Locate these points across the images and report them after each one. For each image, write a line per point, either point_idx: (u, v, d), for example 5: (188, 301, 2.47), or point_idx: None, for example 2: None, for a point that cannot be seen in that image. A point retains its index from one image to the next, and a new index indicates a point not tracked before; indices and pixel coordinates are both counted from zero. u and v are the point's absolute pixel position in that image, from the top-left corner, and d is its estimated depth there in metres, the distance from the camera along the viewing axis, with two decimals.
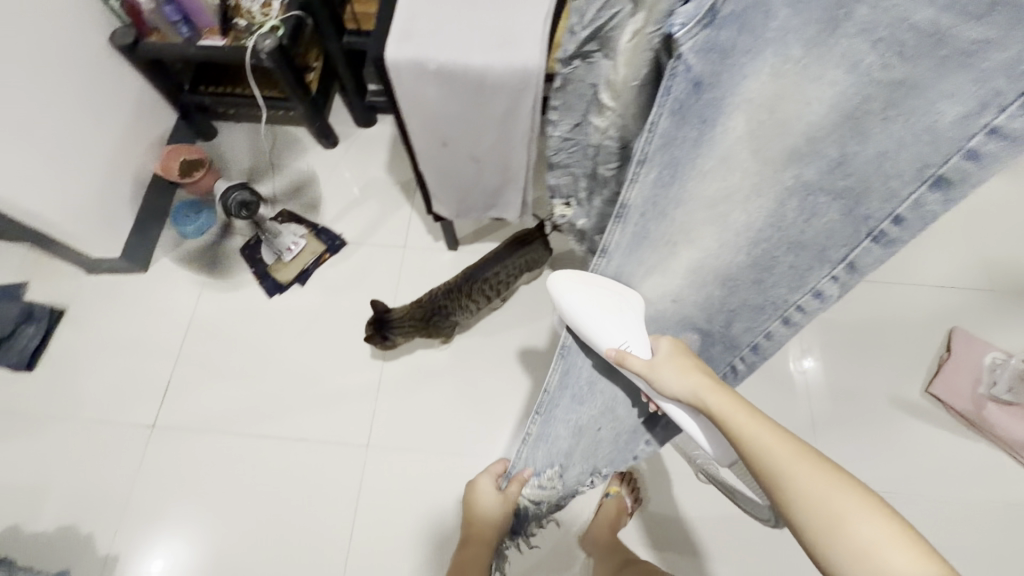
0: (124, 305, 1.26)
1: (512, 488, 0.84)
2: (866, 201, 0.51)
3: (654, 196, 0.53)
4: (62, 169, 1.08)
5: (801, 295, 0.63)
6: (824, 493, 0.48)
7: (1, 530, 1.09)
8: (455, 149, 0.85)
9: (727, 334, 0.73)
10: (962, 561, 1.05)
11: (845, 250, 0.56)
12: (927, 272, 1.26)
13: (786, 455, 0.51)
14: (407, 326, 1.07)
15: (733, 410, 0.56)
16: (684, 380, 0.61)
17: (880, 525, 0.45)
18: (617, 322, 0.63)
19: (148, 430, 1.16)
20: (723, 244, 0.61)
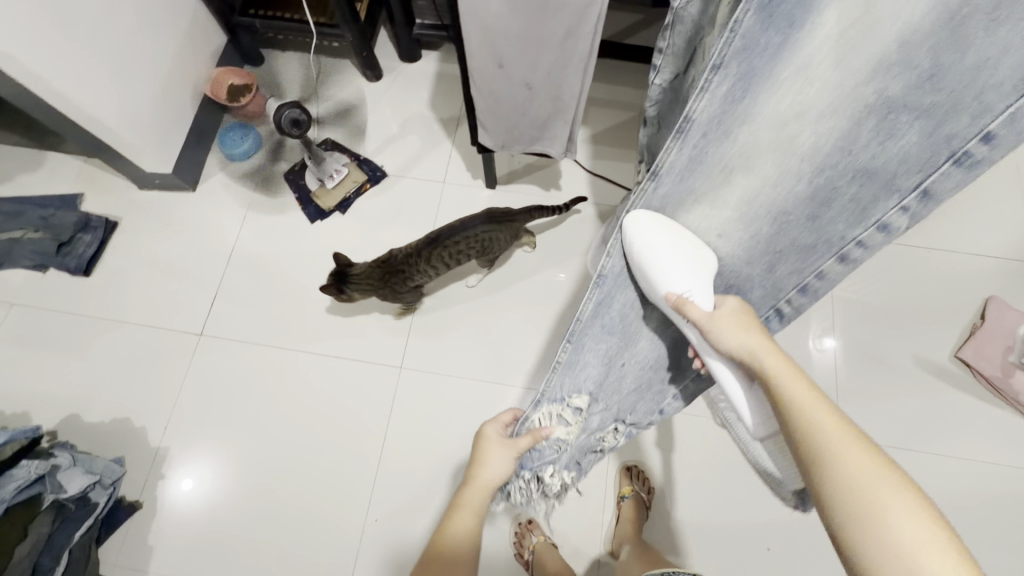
0: (173, 221, 1.32)
1: (525, 439, 0.71)
2: (954, 118, 0.51)
3: (719, 114, 0.52)
4: (124, 79, 1.12)
5: (863, 228, 0.61)
6: (868, 479, 0.47)
7: (61, 417, 1.18)
8: (510, 74, 0.85)
9: (770, 279, 0.69)
10: (978, 518, 1.07)
11: (917, 177, 0.55)
12: (966, 240, 1.25)
13: (836, 435, 0.51)
14: (364, 283, 1.06)
15: (788, 376, 0.56)
16: (742, 337, 0.60)
17: (915, 520, 0.44)
18: (686, 267, 0.63)
19: (196, 338, 1.23)
20: (782, 172, 0.59)
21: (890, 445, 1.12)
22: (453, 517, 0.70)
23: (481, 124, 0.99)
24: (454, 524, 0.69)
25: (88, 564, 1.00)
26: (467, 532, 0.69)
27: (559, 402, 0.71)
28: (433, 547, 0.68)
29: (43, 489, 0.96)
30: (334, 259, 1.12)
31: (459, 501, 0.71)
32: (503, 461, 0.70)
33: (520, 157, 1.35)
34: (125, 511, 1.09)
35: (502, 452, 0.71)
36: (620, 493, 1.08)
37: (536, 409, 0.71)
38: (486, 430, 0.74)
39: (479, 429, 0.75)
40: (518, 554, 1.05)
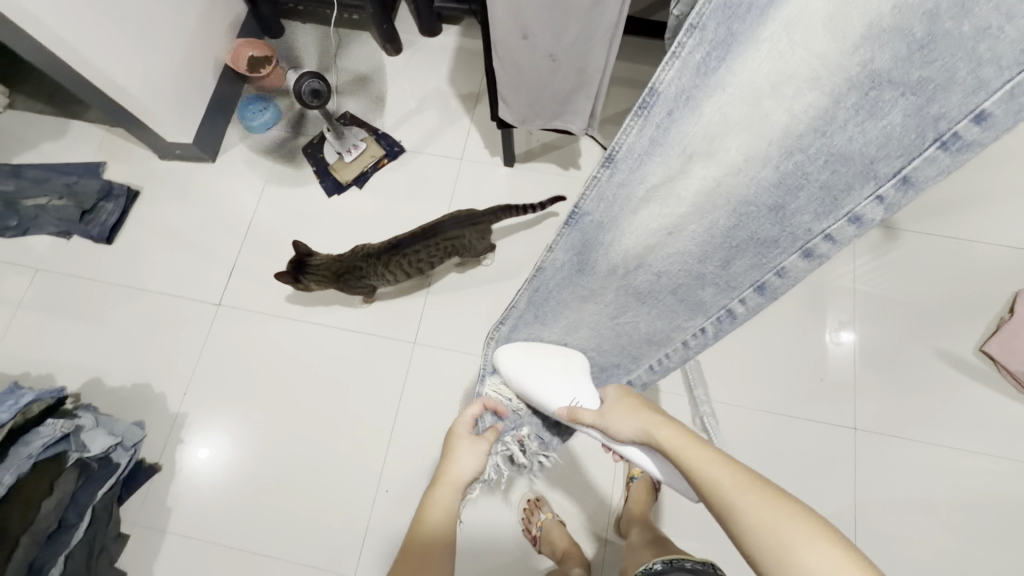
0: (193, 192, 1.33)
1: (488, 434, 0.78)
2: (944, 95, 0.41)
3: (688, 88, 0.47)
4: (147, 46, 1.12)
5: (831, 221, 0.52)
6: (773, 525, 0.49)
7: (84, 380, 1.21)
8: (534, 46, 0.83)
9: (724, 275, 0.61)
10: (996, 514, 1.05)
11: (899, 163, 0.46)
12: (998, 233, 1.21)
13: (732, 491, 0.53)
14: (321, 273, 1.08)
15: (681, 443, 0.59)
16: (633, 420, 0.65)
17: (827, 552, 0.46)
18: (565, 379, 0.74)
19: (214, 307, 1.24)
20: (748, 157, 0.51)
21: (906, 436, 1.10)
22: (424, 515, 0.68)
23: (502, 98, 0.98)
24: (425, 520, 0.67)
25: (109, 522, 1.05)
26: (440, 525, 0.67)
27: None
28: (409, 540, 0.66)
29: (68, 447, 0.98)
30: (295, 247, 1.14)
31: (428, 500, 0.70)
32: (470, 454, 0.74)
33: (539, 136, 1.33)
34: (145, 473, 1.13)
35: (467, 447, 0.74)
36: (629, 474, 1.07)
37: (489, 382, 0.80)
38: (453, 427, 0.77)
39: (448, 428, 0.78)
40: (526, 529, 1.05)
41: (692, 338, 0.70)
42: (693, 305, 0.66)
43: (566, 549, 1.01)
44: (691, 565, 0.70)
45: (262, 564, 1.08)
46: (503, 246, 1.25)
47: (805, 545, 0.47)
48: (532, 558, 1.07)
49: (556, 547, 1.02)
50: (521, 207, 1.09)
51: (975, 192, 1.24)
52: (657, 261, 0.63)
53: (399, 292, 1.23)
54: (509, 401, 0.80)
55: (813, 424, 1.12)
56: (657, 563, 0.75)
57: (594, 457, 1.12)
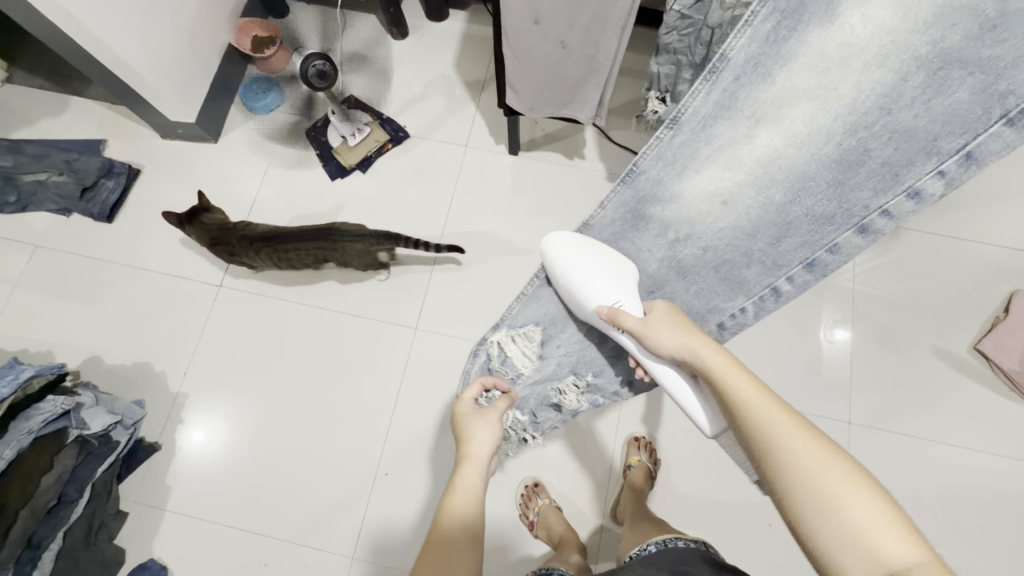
0: (195, 173, 1.32)
1: (500, 404, 0.75)
2: (1010, 73, 0.56)
3: (756, 55, 0.62)
4: (154, 22, 1.11)
5: (892, 197, 0.64)
6: (820, 470, 0.48)
7: (83, 357, 1.20)
8: (545, 32, 0.83)
9: (773, 252, 0.70)
10: (984, 508, 1.07)
11: (961, 140, 0.60)
12: (997, 232, 1.22)
13: (783, 428, 0.52)
14: (202, 231, 1.12)
15: (732, 372, 0.58)
16: (679, 340, 0.63)
17: (871, 505, 0.45)
18: (612, 282, 0.69)
19: (216, 288, 1.24)
20: (811, 129, 0.65)
21: (899, 431, 1.12)
22: (451, 493, 0.66)
23: (511, 86, 0.97)
24: (451, 507, 0.64)
25: (108, 500, 1.05)
26: (470, 506, 0.64)
27: (516, 328, 0.79)
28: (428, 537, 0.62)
29: (68, 424, 0.98)
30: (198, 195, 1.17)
31: (453, 482, 0.67)
32: (486, 427, 0.71)
33: (543, 125, 1.33)
34: (146, 451, 1.13)
35: (483, 422, 0.72)
36: (627, 461, 1.08)
37: (495, 331, 0.79)
38: (459, 408, 0.74)
39: (452, 413, 0.74)
40: (523, 514, 1.07)
41: (730, 318, 0.74)
42: (733, 285, 0.73)
43: (563, 534, 1.02)
44: (684, 544, 0.72)
45: (261, 543, 1.09)
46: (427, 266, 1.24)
47: (849, 492, 0.46)
48: (527, 543, 1.08)
49: (553, 531, 1.03)
50: (407, 240, 1.02)
51: (976, 193, 1.25)
52: (705, 235, 0.72)
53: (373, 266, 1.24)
54: (506, 360, 0.79)
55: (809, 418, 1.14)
56: (651, 545, 0.77)
57: (593, 445, 1.13)
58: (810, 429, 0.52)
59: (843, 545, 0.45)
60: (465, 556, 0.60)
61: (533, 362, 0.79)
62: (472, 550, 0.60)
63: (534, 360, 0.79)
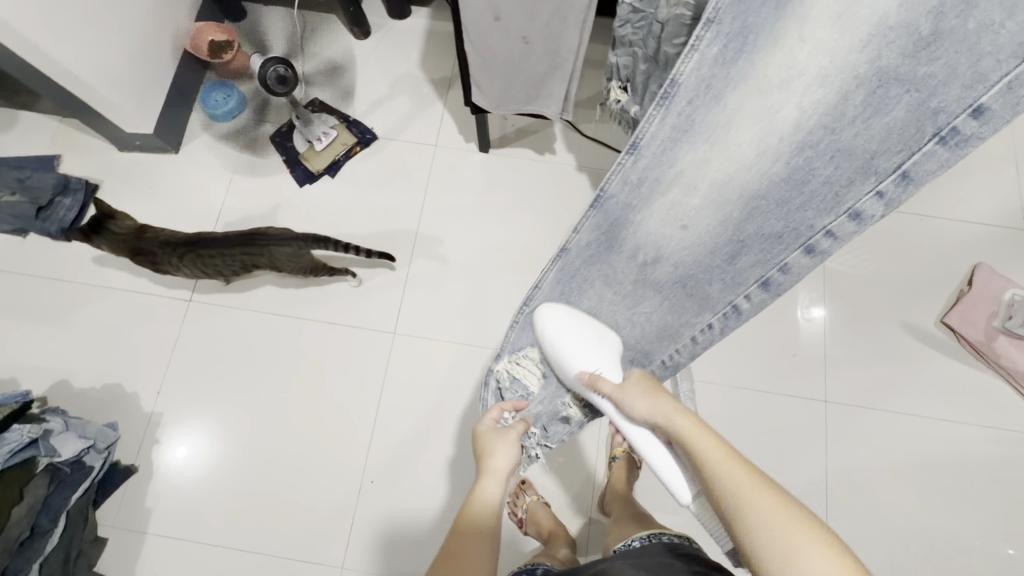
0: (157, 186, 1.28)
1: (516, 425, 0.76)
2: (944, 90, 0.53)
3: (707, 77, 0.57)
4: (101, 31, 1.07)
5: (835, 218, 0.61)
6: (779, 529, 0.50)
7: (50, 382, 1.16)
8: (506, 28, 0.82)
9: (729, 270, 0.68)
10: (958, 476, 1.10)
11: (899, 158, 0.56)
12: (960, 207, 1.26)
13: (745, 488, 0.54)
14: (112, 241, 1.08)
15: (695, 435, 0.60)
16: (650, 403, 0.65)
17: (829, 559, 0.47)
18: (594, 349, 0.72)
19: (185, 303, 1.21)
20: (760, 151, 0.61)
21: (871, 405, 1.15)
22: (471, 502, 0.69)
23: (475, 83, 0.96)
24: (470, 514, 0.68)
25: (85, 527, 1.02)
26: (484, 515, 0.68)
27: (514, 353, 0.77)
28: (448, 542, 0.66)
29: (37, 453, 0.96)
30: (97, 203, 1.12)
31: (471, 495, 0.70)
32: (505, 446, 0.72)
33: (513, 121, 1.32)
34: (121, 474, 1.10)
35: (502, 439, 0.73)
36: (611, 453, 1.10)
37: (500, 358, 0.78)
38: (479, 427, 0.75)
39: (472, 430, 0.75)
40: (512, 513, 1.07)
41: (701, 333, 0.72)
42: (699, 301, 0.71)
43: (551, 529, 1.02)
44: (668, 539, 0.74)
45: (247, 559, 1.07)
46: (381, 274, 1.22)
47: (809, 550, 0.48)
48: (517, 540, 1.09)
49: (542, 527, 1.04)
50: (337, 243, 1.04)
51: None
52: (672, 255, 0.69)
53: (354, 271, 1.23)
54: (514, 380, 0.78)
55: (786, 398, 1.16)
56: (635, 541, 0.78)
57: (578, 440, 1.14)
58: (768, 484, 0.54)
59: None
60: (475, 562, 0.63)
61: (541, 375, 0.77)
62: (488, 553, 0.65)
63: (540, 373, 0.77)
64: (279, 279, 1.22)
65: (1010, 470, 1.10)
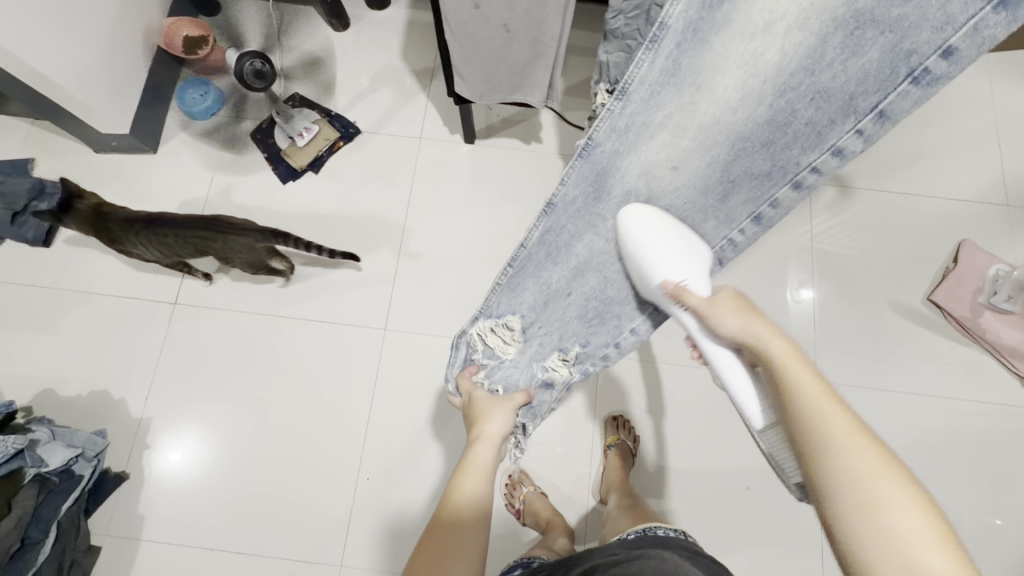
0: (135, 187, 1.25)
1: (514, 396, 0.76)
2: (916, 33, 0.51)
3: (694, 21, 0.55)
4: (69, 30, 1.04)
5: (819, 154, 0.61)
6: (865, 476, 0.45)
7: (34, 392, 1.14)
8: (486, 16, 0.81)
9: (722, 209, 0.69)
10: (947, 450, 1.12)
11: (876, 98, 0.56)
12: (945, 185, 1.27)
13: (840, 428, 0.48)
14: (78, 221, 1.07)
15: (795, 364, 0.54)
16: (740, 322, 0.60)
17: (917, 518, 0.43)
18: (682, 258, 0.66)
19: (170, 307, 1.19)
20: (743, 95, 0.60)
21: (861, 384, 1.16)
22: (465, 470, 0.69)
23: (457, 72, 0.95)
24: (464, 482, 0.68)
25: (77, 535, 1.00)
26: (479, 488, 0.67)
27: (494, 318, 0.76)
28: (437, 516, 0.66)
29: (24, 463, 0.94)
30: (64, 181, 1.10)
31: (465, 459, 0.70)
32: (500, 413, 0.73)
33: (498, 110, 1.30)
34: (112, 482, 1.08)
35: (496, 406, 0.74)
36: (606, 442, 1.10)
37: (474, 324, 0.77)
38: (472, 392, 0.76)
39: (465, 397, 0.76)
40: (509, 504, 1.08)
41: None
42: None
43: (549, 518, 1.03)
44: (664, 532, 0.75)
45: (245, 561, 1.07)
46: (370, 270, 1.21)
47: (895, 505, 0.44)
48: (516, 531, 1.09)
49: (540, 516, 1.04)
50: (299, 239, 1.05)
51: (923, 148, 1.30)
52: (663, 198, 0.68)
53: (342, 269, 1.21)
54: (487, 350, 0.78)
55: None
56: (632, 533, 0.79)
57: (575, 430, 1.14)
58: (866, 432, 0.48)
59: (881, 554, 0.42)
60: (467, 540, 0.63)
61: (517, 343, 0.77)
62: (479, 531, 0.64)
63: (517, 342, 0.77)
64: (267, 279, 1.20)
65: (996, 442, 1.12)
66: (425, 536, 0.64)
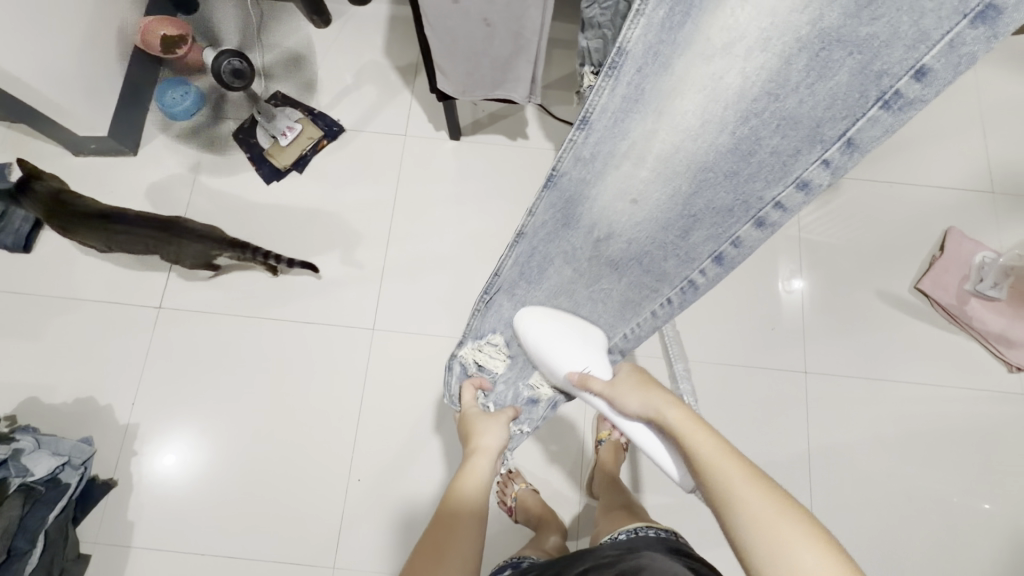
0: (116, 190, 1.23)
1: (504, 412, 0.77)
2: (887, 52, 0.49)
3: (654, 43, 0.54)
4: (40, 32, 1.01)
5: (783, 188, 0.59)
6: (763, 519, 0.51)
7: (18, 400, 1.12)
8: (465, 10, 0.80)
9: (684, 245, 0.67)
10: (936, 437, 1.13)
11: (843, 126, 0.54)
12: (932, 172, 1.27)
13: (735, 478, 0.55)
14: (34, 202, 1.05)
15: (687, 426, 0.62)
16: (642, 399, 0.67)
17: (817, 551, 0.48)
18: (581, 347, 0.73)
19: (155, 310, 1.18)
20: (705, 121, 0.59)
21: (850, 373, 1.17)
22: (461, 478, 0.71)
23: (439, 68, 0.93)
24: (460, 487, 0.69)
25: (66, 545, 0.99)
26: (474, 491, 0.69)
27: (478, 339, 0.75)
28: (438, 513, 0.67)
29: (8, 474, 0.96)
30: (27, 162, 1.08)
31: (464, 469, 0.72)
32: (493, 424, 0.74)
33: (484, 106, 1.29)
34: (100, 490, 1.07)
35: (491, 419, 0.75)
36: (598, 436, 1.10)
37: (461, 347, 0.75)
38: (464, 408, 0.76)
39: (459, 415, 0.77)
40: (502, 501, 1.07)
41: (661, 307, 0.72)
42: (657, 275, 0.70)
43: (541, 514, 1.03)
44: (654, 534, 0.75)
45: (237, 566, 1.06)
46: (357, 269, 1.20)
47: (797, 542, 0.49)
48: (509, 528, 1.09)
49: (532, 512, 1.04)
50: (257, 249, 1.04)
51: (910, 136, 1.30)
52: (626, 231, 0.68)
53: (329, 268, 1.20)
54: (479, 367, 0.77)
55: (768, 372, 1.17)
56: (622, 534, 0.79)
57: (566, 426, 1.14)
58: (757, 477, 0.55)
59: None
60: (464, 538, 0.63)
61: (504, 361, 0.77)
62: (477, 528, 0.65)
63: (505, 358, 0.77)
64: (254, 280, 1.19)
65: (984, 428, 1.13)
66: (422, 542, 0.64)
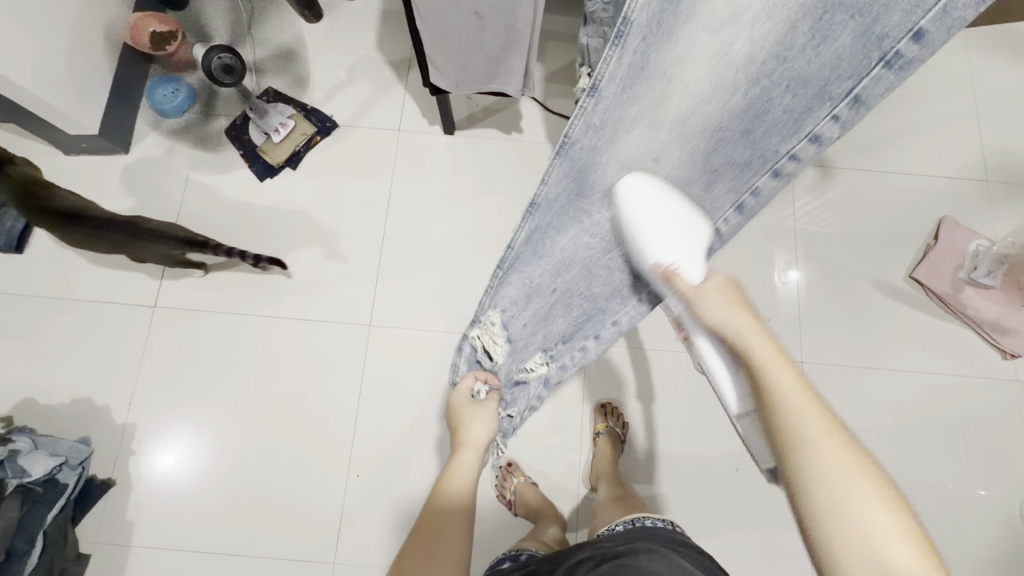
0: (108, 189, 1.22)
1: (489, 399, 0.76)
2: (886, 16, 0.53)
3: (659, 13, 0.54)
4: (27, 29, 1.00)
5: (796, 141, 0.63)
6: (840, 479, 0.44)
7: (14, 402, 1.12)
8: (457, 3, 0.79)
9: (708, 199, 0.69)
10: (931, 425, 1.14)
11: (850, 83, 0.57)
12: (926, 161, 1.27)
13: (817, 432, 0.47)
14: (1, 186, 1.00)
15: (775, 364, 0.51)
16: (724, 313, 0.58)
17: (887, 516, 0.43)
18: (679, 236, 0.65)
19: (150, 310, 1.17)
20: (717, 86, 0.61)
21: (845, 363, 1.18)
22: (449, 476, 0.71)
23: (431, 63, 0.93)
24: (447, 485, 0.70)
25: (66, 545, 0.99)
26: (461, 491, 0.69)
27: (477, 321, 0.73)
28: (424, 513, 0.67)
29: (5, 474, 0.96)
30: None
31: (450, 466, 0.72)
32: (479, 418, 0.74)
33: (477, 100, 1.29)
34: (98, 489, 1.07)
35: (479, 410, 0.74)
36: (595, 429, 1.10)
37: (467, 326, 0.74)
38: (454, 399, 0.76)
39: (449, 404, 0.77)
40: (501, 495, 1.08)
41: None
42: None
43: (539, 507, 1.03)
44: (652, 523, 0.75)
45: (237, 563, 1.07)
46: (353, 266, 1.20)
47: (869, 508, 0.43)
48: (508, 521, 1.09)
49: (531, 506, 1.04)
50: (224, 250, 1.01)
51: (904, 125, 1.30)
52: None
53: (324, 265, 1.20)
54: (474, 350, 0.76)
55: None
56: (619, 525, 0.80)
57: (564, 419, 1.14)
58: (839, 429, 0.47)
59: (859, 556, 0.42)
60: (451, 539, 0.63)
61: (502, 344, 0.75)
62: (466, 525, 0.66)
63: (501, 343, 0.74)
64: (249, 278, 1.19)
65: (978, 415, 1.14)
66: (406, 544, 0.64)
